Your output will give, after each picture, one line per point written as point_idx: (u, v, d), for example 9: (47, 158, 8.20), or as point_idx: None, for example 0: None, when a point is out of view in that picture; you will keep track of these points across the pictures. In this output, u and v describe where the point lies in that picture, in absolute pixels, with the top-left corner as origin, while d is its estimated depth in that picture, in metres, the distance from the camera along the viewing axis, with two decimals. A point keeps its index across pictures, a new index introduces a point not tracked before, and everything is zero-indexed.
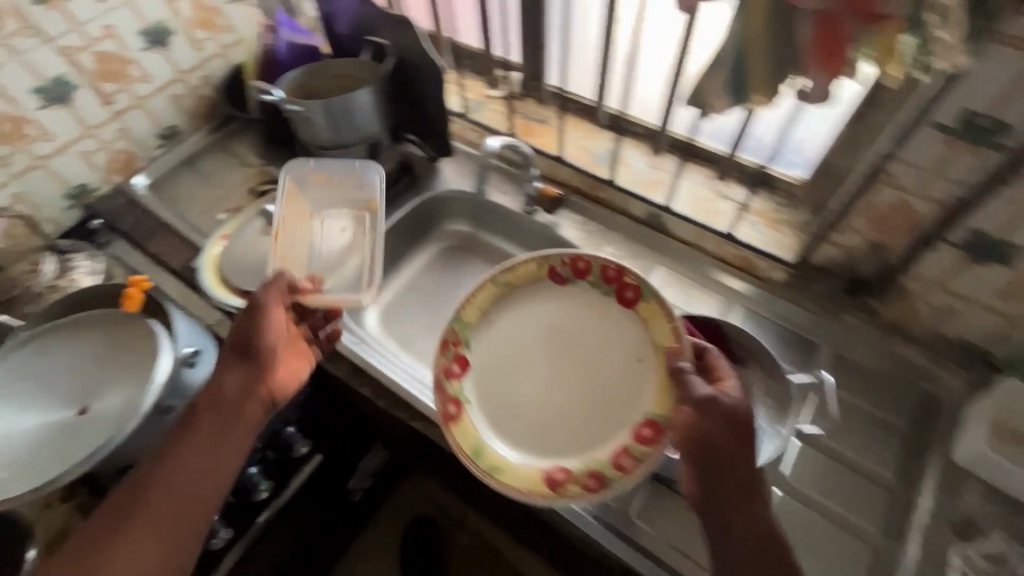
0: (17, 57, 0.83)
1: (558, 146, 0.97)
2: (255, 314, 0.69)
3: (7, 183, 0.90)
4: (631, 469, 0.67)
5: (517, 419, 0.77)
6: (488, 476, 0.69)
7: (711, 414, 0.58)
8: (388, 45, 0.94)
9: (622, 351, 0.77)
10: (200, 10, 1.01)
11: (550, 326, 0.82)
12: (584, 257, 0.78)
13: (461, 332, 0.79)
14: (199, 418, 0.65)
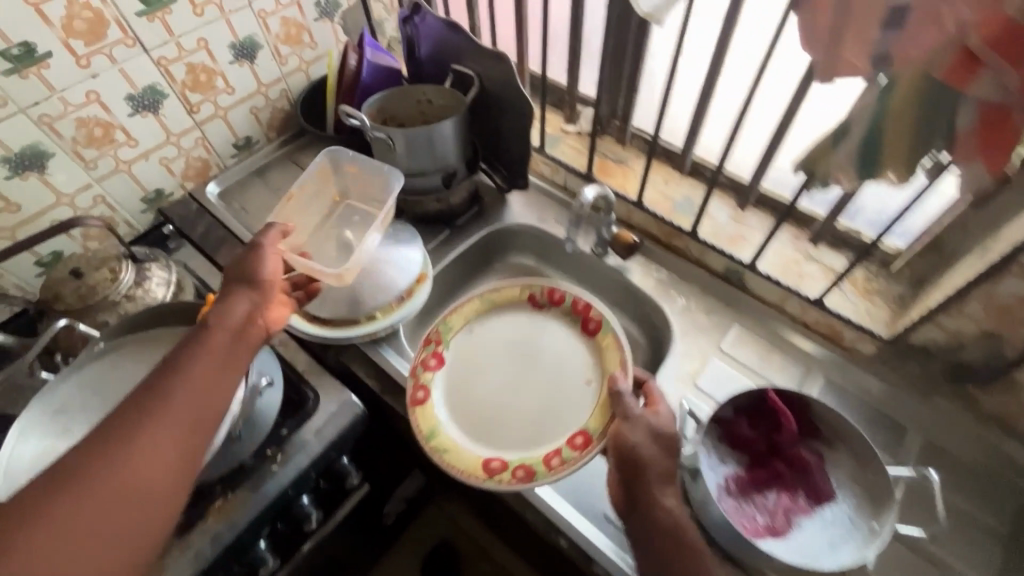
0: (116, 67, 0.84)
1: (635, 189, 0.95)
2: (255, 251, 0.69)
3: (91, 185, 0.91)
4: (558, 469, 0.73)
5: (474, 411, 0.84)
6: (434, 452, 0.76)
7: (636, 430, 0.66)
8: (473, 74, 0.94)
9: (572, 374, 0.85)
10: (288, 26, 1.02)
11: (519, 337, 0.90)
12: (560, 291, 0.89)
13: (444, 334, 0.88)
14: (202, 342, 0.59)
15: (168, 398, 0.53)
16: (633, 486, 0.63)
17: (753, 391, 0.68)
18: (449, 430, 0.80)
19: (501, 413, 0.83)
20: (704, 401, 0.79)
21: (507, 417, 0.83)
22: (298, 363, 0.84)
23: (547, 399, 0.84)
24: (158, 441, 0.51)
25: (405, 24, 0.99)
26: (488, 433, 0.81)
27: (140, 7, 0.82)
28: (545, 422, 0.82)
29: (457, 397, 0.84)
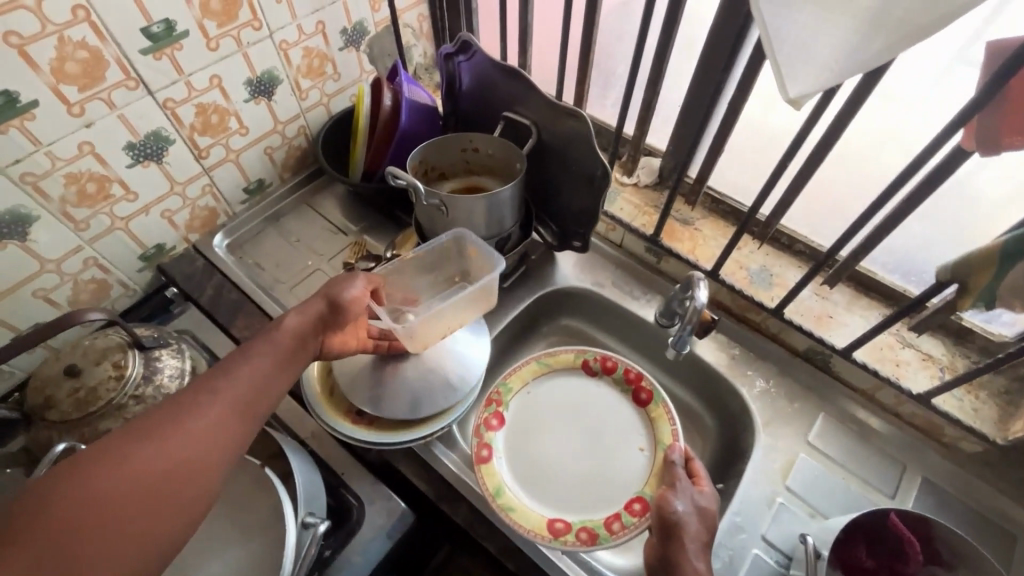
0: (115, 113, 0.70)
1: (706, 256, 0.86)
2: (347, 276, 0.65)
3: (81, 248, 0.77)
4: (621, 535, 0.66)
5: (541, 471, 0.74)
6: (500, 510, 0.67)
7: (680, 495, 0.60)
8: (529, 124, 0.82)
9: (625, 434, 0.76)
10: (311, 56, 0.89)
11: (583, 392, 0.80)
12: (613, 358, 0.80)
13: (505, 395, 0.78)
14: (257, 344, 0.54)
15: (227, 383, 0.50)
16: (669, 548, 0.56)
17: (872, 511, 0.61)
18: (514, 491, 0.72)
19: (568, 475, 0.74)
20: (799, 507, 0.71)
21: (574, 479, 0.73)
22: (338, 464, 0.72)
23: (612, 460, 0.75)
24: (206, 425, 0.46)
25: (446, 60, 0.87)
26: (554, 493, 0.72)
27: (146, 43, 0.69)
28: (612, 482, 0.73)
29: (518, 457, 0.75)
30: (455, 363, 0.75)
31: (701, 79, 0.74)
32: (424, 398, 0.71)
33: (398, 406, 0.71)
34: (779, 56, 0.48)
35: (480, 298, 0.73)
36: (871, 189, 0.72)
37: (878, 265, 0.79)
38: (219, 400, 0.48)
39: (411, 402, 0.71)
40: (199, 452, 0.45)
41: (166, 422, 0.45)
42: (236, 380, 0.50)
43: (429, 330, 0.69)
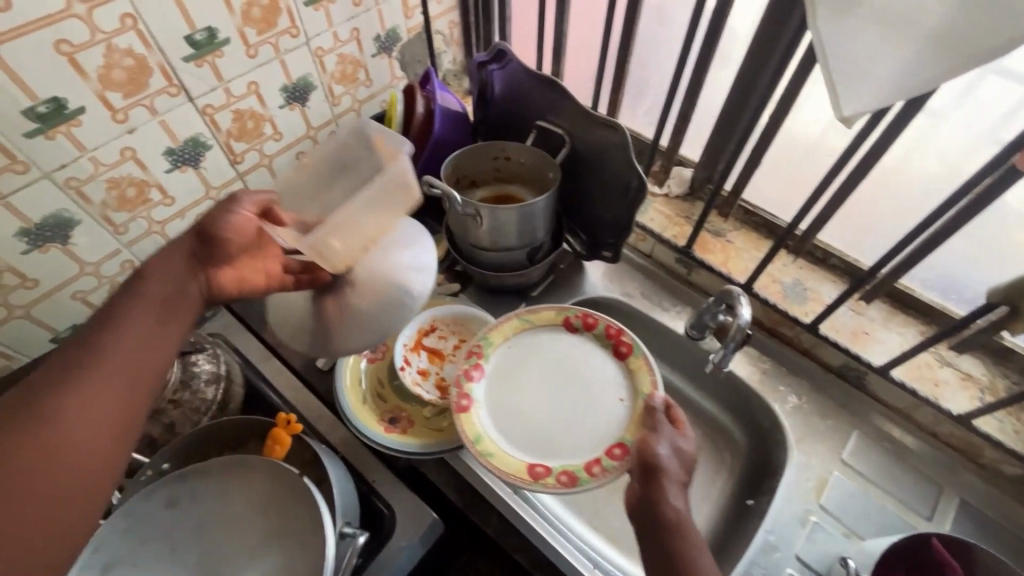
0: (157, 119, 0.71)
1: (738, 268, 0.85)
2: (224, 205, 0.57)
3: (119, 252, 0.78)
4: (601, 476, 0.67)
5: (520, 420, 0.74)
6: (480, 457, 0.68)
7: (662, 439, 0.59)
8: (563, 133, 0.82)
9: (605, 383, 0.75)
10: (345, 63, 0.90)
11: (561, 344, 0.79)
12: (594, 315, 0.78)
13: (485, 348, 0.78)
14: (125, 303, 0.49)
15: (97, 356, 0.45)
16: (648, 488, 0.55)
17: (912, 537, 0.60)
18: (494, 437, 0.71)
19: (546, 422, 0.73)
20: (833, 526, 0.71)
21: (553, 425, 0.73)
22: (369, 471, 0.72)
23: (592, 409, 0.74)
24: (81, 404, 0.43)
25: (479, 69, 0.86)
26: (533, 439, 0.72)
27: (189, 51, 0.69)
28: (590, 428, 0.72)
29: (498, 406, 0.74)
30: (406, 276, 0.65)
31: (740, 90, 0.73)
32: (383, 319, 0.64)
33: (362, 332, 0.64)
34: (834, 75, 0.47)
35: (394, 192, 0.58)
36: (912, 205, 0.72)
37: (915, 282, 0.78)
38: (99, 375, 0.44)
39: (365, 334, 0.64)
40: (98, 425, 0.43)
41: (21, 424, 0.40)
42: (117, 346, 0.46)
43: (346, 239, 0.56)
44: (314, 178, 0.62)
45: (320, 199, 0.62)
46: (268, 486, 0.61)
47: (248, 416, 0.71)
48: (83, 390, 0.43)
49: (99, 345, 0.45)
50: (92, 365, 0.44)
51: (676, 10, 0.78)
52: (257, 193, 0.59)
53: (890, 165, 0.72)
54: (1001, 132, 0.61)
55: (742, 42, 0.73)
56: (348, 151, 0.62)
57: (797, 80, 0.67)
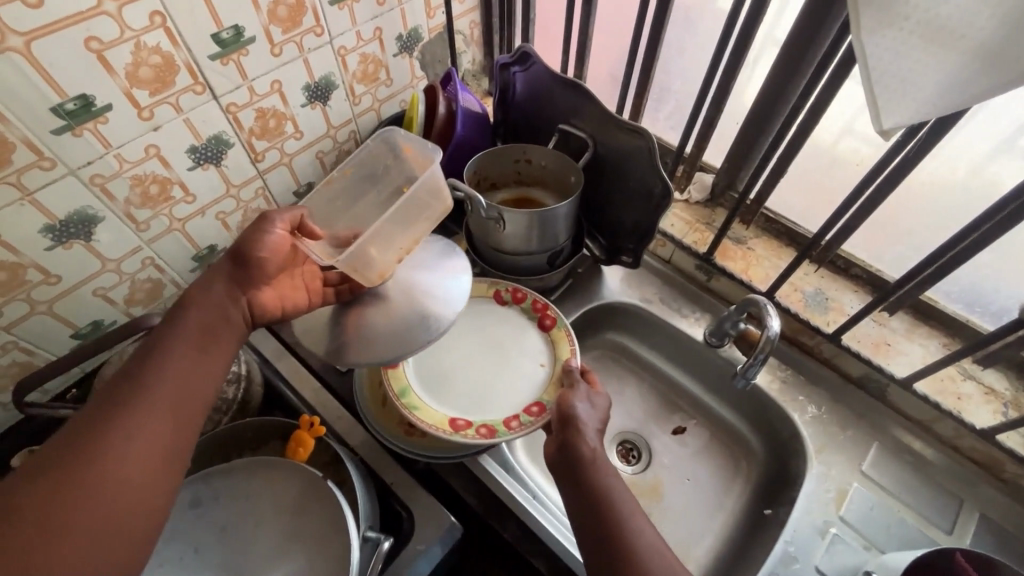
0: (182, 117, 0.71)
1: (759, 276, 0.85)
2: (258, 225, 0.58)
3: (140, 248, 0.78)
4: (518, 430, 0.70)
5: (444, 379, 0.76)
6: (404, 408, 0.70)
7: (578, 395, 0.63)
8: (586, 137, 0.81)
9: (526, 350, 0.79)
10: (368, 62, 0.89)
11: (485, 314, 0.83)
12: (521, 288, 0.82)
13: None
14: (166, 336, 0.51)
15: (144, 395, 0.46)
16: (565, 433, 0.59)
17: (934, 550, 0.59)
18: (421, 392, 0.74)
19: (469, 382, 0.76)
20: (853, 538, 0.70)
21: (476, 384, 0.76)
22: (386, 473, 0.72)
23: (513, 372, 0.77)
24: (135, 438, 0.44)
25: (502, 70, 0.86)
26: (456, 397, 0.74)
27: (214, 49, 0.69)
28: (509, 389, 0.75)
29: (426, 368, 0.77)
30: (436, 295, 0.64)
31: (770, 96, 0.74)
32: (403, 334, 0.60)
33: (382, 347, 0.60)
34: (875, 87, 0.47)
35: (430, 198, 0.62)
36: (940, 218, 0.72)
37: (939, 294, 0.78)
38: (145, 407, 0.46)
39: (389, 346, 0.60)
40: (148, 457, 0.44)
41: (79, 466, 0.41)
42: (162, 380, 0.48)
43: (384, 249, 0.58)
44: (346, 193, 0.69)
45: (353, 214, 0.69)
46: (292, 490, 0.61)
47: (278, 419, 0.71)
48: (132, 425, 0.44)
49: (146, 379, 0.47)
50: (140, 401, 0.46)
51: (704, 15, 0.77)
52: (289, 210, 0.60)
53: (916, 176, 0.71)
54: (1018, 141, 0.61)
55: (772, 50, 0.72)
56: (376, 163, 0.69)
57: (830, 88, 0.66)
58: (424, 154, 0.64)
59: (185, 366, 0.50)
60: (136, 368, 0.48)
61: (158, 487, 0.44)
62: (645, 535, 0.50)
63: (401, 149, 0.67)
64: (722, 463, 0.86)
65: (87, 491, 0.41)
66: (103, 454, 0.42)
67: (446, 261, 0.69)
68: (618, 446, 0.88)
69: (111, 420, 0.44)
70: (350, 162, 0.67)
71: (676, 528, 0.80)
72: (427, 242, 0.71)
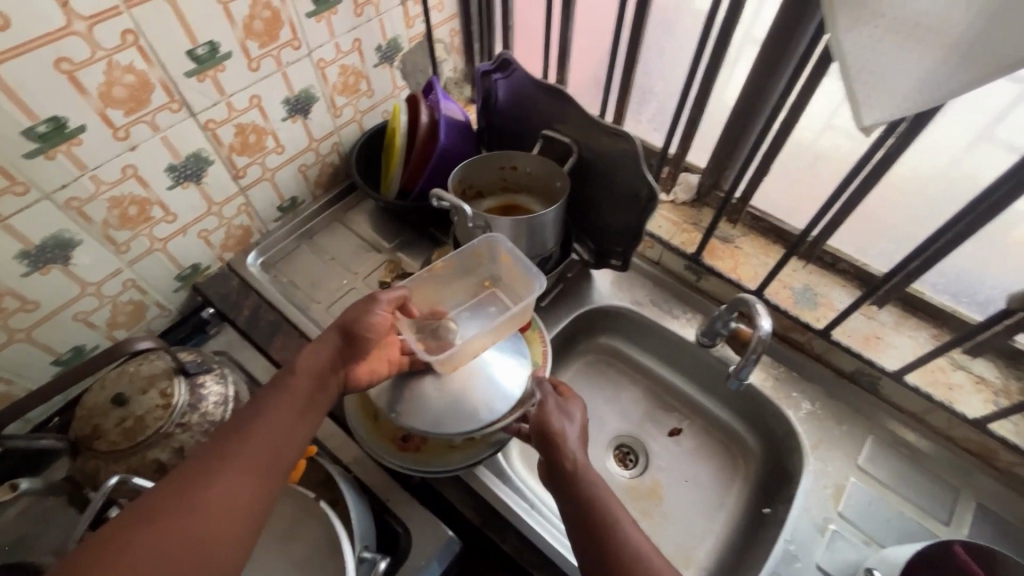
0: (159, 135, 0.70)
1: (747, 274, 0.85)
2: (366, 304, 0.62)
3: (121, 270, 0.77)
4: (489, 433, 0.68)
5: None
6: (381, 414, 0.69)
7: (553, 411, 0.62)
8: (570, 142, 0.81)
9: None
10: (347, 74, 0.88)
11: None
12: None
13: None
14: (277, 386, 0.56)
15: (249, 438, 0.51)
16: (546, 451, 0.59)
17: (935, 544, 0.59)
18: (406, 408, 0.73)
19: None
20: (853, 534, 0.70)
21: None
22: (381, 489, 0.72)
23: None
24: (233, 478, 0.47)
25: (483, 78, 0.85)
26: None
27: (190, 66, 0.68)
28: None
29: None
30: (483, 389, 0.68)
31: (749, 95, 0.74)
32: (448, 415, 0.66)
33: (421, 418, 0.66)
34: (853, 86, 0.47)
35: (516, 320, 0.69)
36: (925, 210, 0.73)
37: (927, 286, 0.78)
38: (247, 451, 0.50)
39: (430, 419, 0.66)
40: (229, 511, 0.46)
41: (189, 485, 0.46)
42: (259, 435, 0.51)
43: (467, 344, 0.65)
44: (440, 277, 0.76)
45: (438, 298, 0.76)
46: (286, 510, 0.60)
47: None
48: (225, 475, 0.47)
49: (256, 424, 0.52)
50: (238, 452, 0.49)
51: (681, 17, 0.77)
52: (394, 291, 0.64)
53: (897, 168, 0.72)
54: (996, 131, 0.61)
55: (750, 50, 0.73)
56: (474, 258, 0.76)
57: (809, 85, 0.66)
58: (526, 274, 0.71)
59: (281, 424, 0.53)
60: (244, 420, 0.53)
61: (228, 545, 0.44)
62: (632, 537, 0.51)
63: (500, 255, 0.74)
64: (718, 464, 0.86)
65: (183, 514, 0.44)
66: (193, 496, 0.45)
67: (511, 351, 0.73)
68: (614, 451, 0.87)
69: (217, 455, 0.48)
70: (452, 256, 0.74)
71: (676, 531, 0.79)
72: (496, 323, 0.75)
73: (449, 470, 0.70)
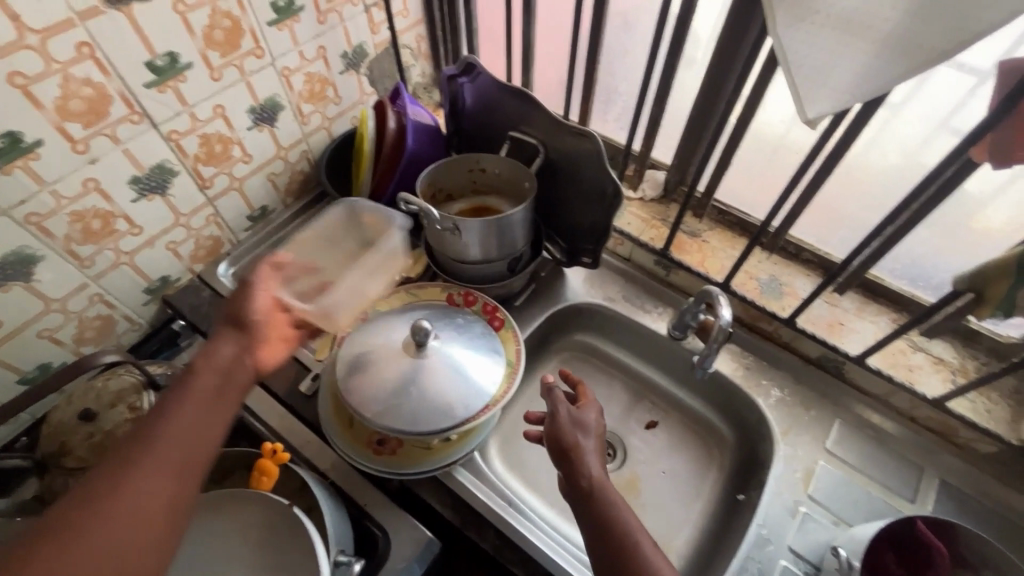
0: (120, 147, 0.69)
1: (714, 266, 0.87)
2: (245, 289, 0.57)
3: (86, 285, 0.76)
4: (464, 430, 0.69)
5: None
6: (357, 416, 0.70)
7: (569, 423, 0.60)
8: (537, 142, 0.82)
9: None
10: (313, 82, 0.89)
11: None
12: (474, 293, 0.84)
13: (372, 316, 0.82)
14: (182, 380, 0.49)
15: (158, 437, 0.44)
16: (564, 467, 0.57)
17: (899, 520, 0.61)
18: None
19: None
20: (823, 515, 0.72)
21: None
22: (359, 494, 0.72)
23: None
24: (147, 482, 0.42)
25: (449, 82, 0.86)
26: None
27: (150, 77, 0.68)
28: None
29: None
30: (453, 386, 0.68)
31: (708, 91, 0.76)
32: (424, 414, 0.66)
33: (396, 419, 0.66)
34: (796, 80, 0.49)
35: (390, 262, 0.74)
36: (880, 198, 0.76)
37: (884, 271, 0.81)
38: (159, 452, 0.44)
39: (406, 420, 0.66)
40: (145, 518, 0.41)
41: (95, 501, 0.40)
42: (168, 429, 0.45)
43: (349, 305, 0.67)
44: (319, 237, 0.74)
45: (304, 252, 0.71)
46: (259, 519, 0.60)
47: (243, 450, 0.70)
48: (133, 482, 0.41)
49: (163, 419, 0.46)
50: (146, 455, 0.43)
51: (640, 18, 0.79)
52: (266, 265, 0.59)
53: (853, 159, 0.75)
54: (952, 121, 0.64)
55: (707, 49, 0.75)
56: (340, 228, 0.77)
57: (761, 82, 0.68)
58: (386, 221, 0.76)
59: (198, 415, 0.47)
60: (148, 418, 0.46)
61: (151, 549, 0.41)
62: (655, 563, 0.50)
63: (367, 214, 0.78)
64: (694, 454, 0.87)
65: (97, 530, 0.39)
66: (100, 506, 0.40)
67: (483, 346, 0.73)
68: None
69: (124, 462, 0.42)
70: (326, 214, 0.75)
71: (654, 522, 0.81)
72: (467, 320, 0.76)
73: (428, 470, 0.71)
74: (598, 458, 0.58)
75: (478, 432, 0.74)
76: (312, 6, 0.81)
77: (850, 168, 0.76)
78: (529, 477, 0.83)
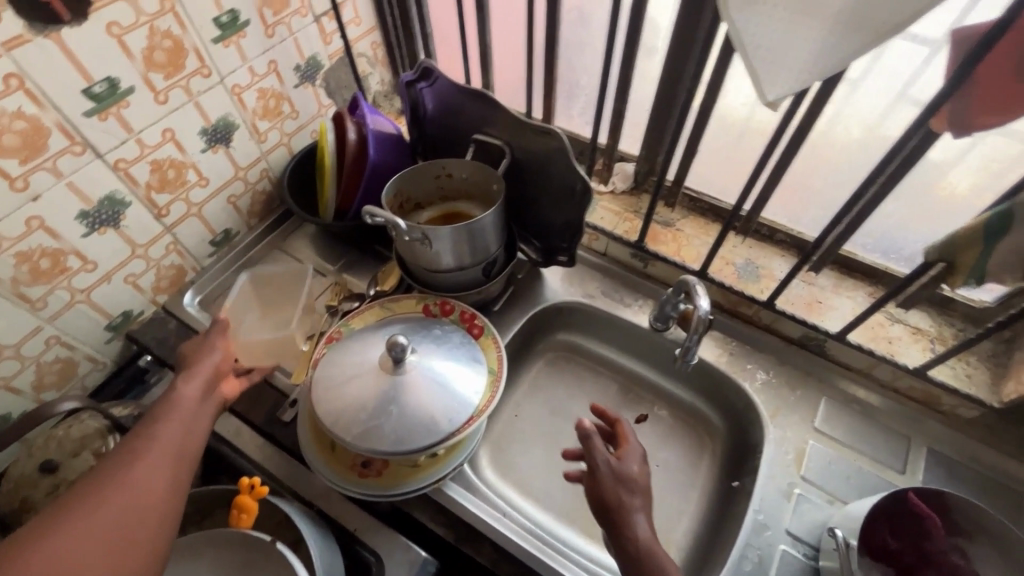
0: (63, 181, 0.66)
1: (689, 254, 0.87)
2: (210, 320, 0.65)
3: (41, 328, 0.72)
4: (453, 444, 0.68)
5: None
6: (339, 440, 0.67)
7: (612, 483, 0.56)
8: (502, 144, 0.80)
9: None
10: (267, 98, 0.86)
11: None
12: (451, 301, 0.82)
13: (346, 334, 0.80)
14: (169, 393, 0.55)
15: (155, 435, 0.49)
16: (609, 527, 0.55)
17: (892, 494, 0.61)
18: None
19: None
20: (817, 495, 0.72)
21: None
22: (348, 519, 0.69)
23: None
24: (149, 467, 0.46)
25: (407, 88, 0.84)
26: None
27: (89, 105, 0.64)
28: None
29: None
30: (433, 400, 0.66)
31: (669, 80, 0.75)
32: (409, 431, 0.64)
33: (380, 440, 0.63)
34: (753, 61, 0.48)
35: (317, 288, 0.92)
36: (845, 174, 0.76)
37: (857, 246, 0.82)
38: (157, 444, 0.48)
39: (392, 440, 0.63)
40: (146, 512, 0.44)
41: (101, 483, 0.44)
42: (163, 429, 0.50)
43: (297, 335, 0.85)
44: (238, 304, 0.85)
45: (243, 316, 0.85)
46: (243, 559, 0.57)
47: (218, 486, 0.67)
48: (134, 468, 0.45)
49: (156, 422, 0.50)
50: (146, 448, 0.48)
51: (594, 10, 0.78)
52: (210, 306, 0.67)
53: (817, 137, 0.75)
54: (908, 93, 0.65)
55: (664, 37, 0.74)
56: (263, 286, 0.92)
57: (720, 67, 0.68)
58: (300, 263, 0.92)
59: (183, 427, 0.51)
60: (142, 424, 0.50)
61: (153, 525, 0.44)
62: None
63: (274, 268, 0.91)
64: (686, 444, 0.87)
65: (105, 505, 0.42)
66: (101, 498, 0.42)
67: (462, 355, 0.72)
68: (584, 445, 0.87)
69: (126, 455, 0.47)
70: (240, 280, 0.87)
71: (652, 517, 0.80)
72: (445, 330, 0.74)
73: (416, 489, 0.68)
74: (644, 517, 0.55)
75: (465, 445, 0.72)
76: (258, 20, 0.78)
77: (815, 147, 0.76)
78: (522, 483, 0.82)
